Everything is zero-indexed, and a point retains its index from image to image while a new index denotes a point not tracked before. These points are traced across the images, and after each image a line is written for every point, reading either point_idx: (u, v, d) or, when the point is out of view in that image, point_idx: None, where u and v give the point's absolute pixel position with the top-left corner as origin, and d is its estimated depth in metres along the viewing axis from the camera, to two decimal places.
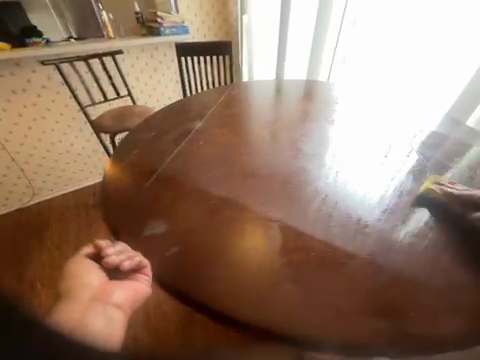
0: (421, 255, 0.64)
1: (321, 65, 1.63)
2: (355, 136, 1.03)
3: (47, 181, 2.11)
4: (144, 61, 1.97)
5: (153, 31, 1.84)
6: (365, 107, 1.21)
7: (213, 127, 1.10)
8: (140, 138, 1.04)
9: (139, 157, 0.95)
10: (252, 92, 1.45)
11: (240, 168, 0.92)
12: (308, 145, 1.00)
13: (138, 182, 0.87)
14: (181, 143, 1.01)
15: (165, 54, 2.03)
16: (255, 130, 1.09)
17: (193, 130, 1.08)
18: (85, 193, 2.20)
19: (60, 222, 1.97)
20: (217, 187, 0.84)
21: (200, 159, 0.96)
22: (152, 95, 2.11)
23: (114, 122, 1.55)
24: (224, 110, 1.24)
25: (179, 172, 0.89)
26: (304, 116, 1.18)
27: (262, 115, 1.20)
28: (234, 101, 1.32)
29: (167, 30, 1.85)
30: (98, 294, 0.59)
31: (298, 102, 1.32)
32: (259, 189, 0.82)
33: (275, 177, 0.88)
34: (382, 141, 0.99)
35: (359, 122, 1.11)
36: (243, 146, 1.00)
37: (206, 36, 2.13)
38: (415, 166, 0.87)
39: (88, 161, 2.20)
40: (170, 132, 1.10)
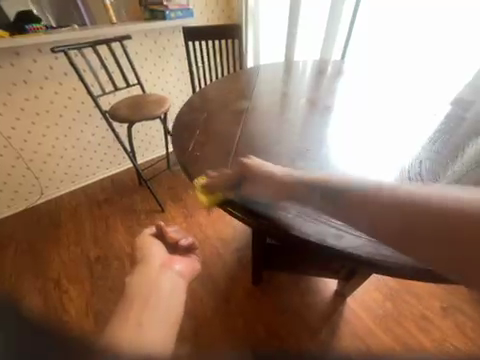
0: None
1: (334, 46, 1.66)
2: (392, 110, 1.06)
3: (54, 179, 2.03)
4: (147, 48, 1.87)
5: (158, 14, 1.74)
6: (389, 86, 1.22)
7: (246, 109, 1.08)
8: (179, 120, 1.00)
9: (199, 135, 0.91)
10: (272, 74, 1.44)
11: (287, 144, 0.88)
12: (344, 123, 0.99)
13: (219, 156, 0.83)
14: (221, 123, 0.98)
15: (168, 39, 1.92)
16: (289, 110, 1.08)
17: (232, 111, 1.06)
18: (95, 189, 2.13)
19: (73, 219, 1.91)
20: (299, 159, 0.82)
21: (245, 137, 0.91)
22: (157, 84, 2.03)
23: (129, 111, 1.51)
24: (252, 92, 1.22)
25: (246, 149, 0.86)
26: (337, 94, 1.19)
27: (294, 95, 1.19)
28: (262, 83, 1.31)
29: (172, 13, 1.76)
30: (166, 262, 0.81)
31: (322, 82, 1.31)
32: (326, 159, 0.82)
33: (328, 151, 0.85)
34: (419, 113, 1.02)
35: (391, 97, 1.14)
36: (280, 126, 0.98)
37: (209, 19, 2.05)
38: (458, 134, 0.89)
39: (95, 156, 2.12)
40: (205, 110, 1.05)
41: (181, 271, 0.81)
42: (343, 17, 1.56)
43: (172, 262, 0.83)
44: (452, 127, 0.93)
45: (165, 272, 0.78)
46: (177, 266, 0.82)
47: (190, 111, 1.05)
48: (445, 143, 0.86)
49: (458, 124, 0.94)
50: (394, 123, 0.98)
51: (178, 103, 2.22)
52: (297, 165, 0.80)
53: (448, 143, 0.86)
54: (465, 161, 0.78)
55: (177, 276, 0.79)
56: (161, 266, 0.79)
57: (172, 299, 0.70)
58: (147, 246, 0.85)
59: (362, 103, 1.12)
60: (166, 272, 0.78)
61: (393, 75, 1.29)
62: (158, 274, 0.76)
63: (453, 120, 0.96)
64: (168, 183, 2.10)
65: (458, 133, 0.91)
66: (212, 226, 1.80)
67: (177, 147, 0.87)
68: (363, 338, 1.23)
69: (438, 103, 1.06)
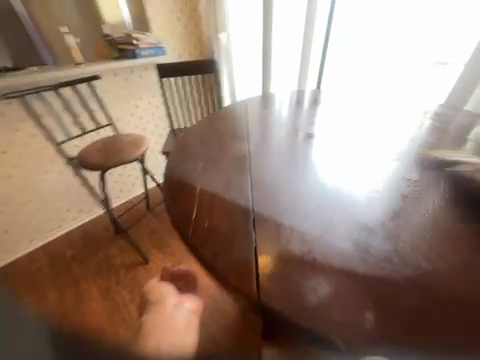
0: None
1: (308, 75, 1.71)
2: (393, 130, 1.01)
3: (7, 241, 1.68)
4: (118, 85, 1.75)
5: (128, 53, 1.67)
6: (375, 109, 1.20)
7: (243, 138, 0.94)
8: (168, 170, 0.81)
9: (201, 194, 0.68)
10: (253, 102, 1.33)
11: (317, 189, 0.67)
12: (352, 148, 0.86)
13: (240, 227, 0.58)
14: (218, 165, 0.79)
15: (140, 75, 1.82)
16: (285, 138, 0.95)
17: (231, 143, 0.90)
18: (61, 246, 1.80)
19: (32, 290, 1.54)
20: (350, 214, 0.59)
21: (256, 184, 0.70)
22: (131, 121, 1.88)
23: (102, 156, 1.33)
24: (237, 124, 1.07)
25: (270, 206, 0.62)
26: (331, 117, 1.14)
27: (288, 120, 1.12)
28: (250, 111, 1.23)
29: (144, 52, 1.69)
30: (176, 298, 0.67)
31: (308, 109, 1.23)
32: (384, 206, 0.60)
33: (379, 197, 0.63)
34: (419, 132, 0.99)
35: (385, 118, 1.11)
36: (283, 158, 0.81)
37: (181, 56, 2.03)
38: (466, 151, 0.86)
39: (59, 206, 1.83)
40: (194, 149, 0.89)
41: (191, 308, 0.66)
42: (314, 49, 1.62)
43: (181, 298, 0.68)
44: (457, 143, 0.90)
45: (178, 310, 0.64)
46: (186, 302, 0.68)
47: (177, 153, 0.89)
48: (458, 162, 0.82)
49: (462, 140, 0.92)
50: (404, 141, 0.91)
51: (154, 138, 2.06)
52: (354, 227, 0.55)
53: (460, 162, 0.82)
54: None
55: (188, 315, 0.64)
56: (174, 303, 0.66)
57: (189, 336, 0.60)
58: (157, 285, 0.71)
59: (357, 127, 1.05)
60: (176, 309, 0.64)
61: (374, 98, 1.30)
62: (171, 311, 0.63)
63: (453, 136, 0.95)
64: (150, 227, 1.87)
65: (461, 149, 0.88)
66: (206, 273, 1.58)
67: (176, 221, 0.63)
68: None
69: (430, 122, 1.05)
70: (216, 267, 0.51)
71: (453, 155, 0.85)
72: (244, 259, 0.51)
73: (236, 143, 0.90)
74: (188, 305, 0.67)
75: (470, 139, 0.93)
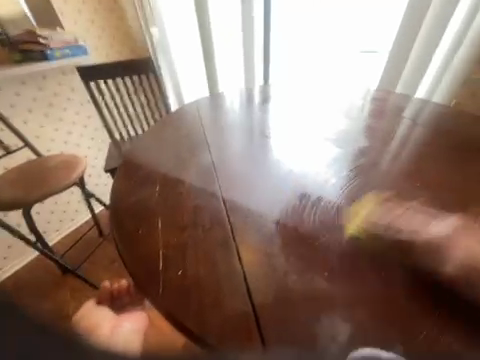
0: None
1: (255, 69, 1.65)
2: (345, 117, 1.04)
3: None
4: (29, 96, 1.40)
5: (35, 55, 1.32)
6: (325, 98, 1.20)
7: (203, 143, 0.85)
8: (114, 206, 0.64)
9: (166, 233, 0.56)
10: (197, 104, 1.18)
11: (296, 200, 0.62)
12: (312, 146, 0.83)
13: (223, 268, 0.49)
14: (179, 186, 0.67)
15: (59, 82, 1.50)
16: (241, 142, 0.85)
17: (190, 153, 0.79)
18: None
19: None
20: (336, 225, 0.56)
21: (229, 206, 0.61)
22: (57, 138, 1.54)
23: (21, 188, 1.05)
24: (183, 133, 0.92)
25: (252, 231, 0.55)
26: (288, 110, 1.12)
27: (246, 118, 1.06)
28: (203, 111, 1.12)
29: (57, 52, 1.37)
30: (110, 322, 0.64)
31: (259, 107, 1.15)
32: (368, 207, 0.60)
33: (356, 197, 0.62)
34: (367, 116, 1.05)
35: (336, 105, 1.14)
36: (246, 169, 0.73)
37: (108, 55, 1.74)
38: (410, 129, 0.94)
39: None
40: (143, 171, 0.74)
41: (134, 325, 0.66)
42: (256, 40, 1.55)
43: (117, 320, 0.66)
44: (400, 123, 0.99)
45: (117, 330, 0.62)
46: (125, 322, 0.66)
47: (123, 178, 0.72)
48: (407, 140, 0.88)
49: (405, 119, 1.01)
50: (356, 128, 0.96)
51: (92, 153, 1.74)
52: (343, 240, 0.53)
53: (410, 141, 0.87)
54: (432, 156, 0.79)
55: (132, 329, 0.65)
56: (110, 327, 0.62)
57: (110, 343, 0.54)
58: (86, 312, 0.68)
59: (311, 121, 1.02)
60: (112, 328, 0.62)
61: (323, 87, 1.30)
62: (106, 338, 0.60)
63: (400, 117, 1.03)
64: (107, 257, 1.51)
65: (406, 128, 0.95)
66: None
67: (140, 276, 0.50)
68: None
69: (371, 105, 1.12)
70: (205, 332, 0.42)
71: (400, 134, 0.92)
72: (237, 311, 0.44)
73: (195, 153, 0.79)
74: (128, 323, 0.65)
75: (410, 117, 1.02)
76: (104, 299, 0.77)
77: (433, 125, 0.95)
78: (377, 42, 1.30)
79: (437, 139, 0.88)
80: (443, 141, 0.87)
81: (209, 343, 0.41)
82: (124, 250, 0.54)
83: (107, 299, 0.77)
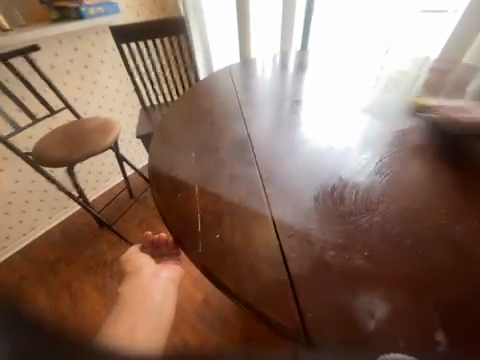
0: None
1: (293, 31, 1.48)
2: (395, 90, 0.92)
3: None
4: (67, 57, 1.43)
5: (70, 13, 1.32)
6: (372, 67, 1.05)
7: (235, 113, 0.82)
8: (153, 168, 0.67)
9: (203, 199, 0.58)
10: (228, 71, 1.12)
11: (335, 177, 0.59)
12: (350, 123, 0.75)
13: (259, 236, 0.51)
14: (214, 156, 0.67)
15: (92, 43, 1.50)
16: (274, 113, 0.81)
17: (223, 123, 0.78)
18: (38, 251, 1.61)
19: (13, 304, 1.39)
20: (380, 207, 0.53)
21: (266, 178, 0.60)
22: (91, 101, 1.59)
23: (65, 147, 1.13)
24: (213, 102, 0.89)
25: (290, 205, 0.55)
26: (327, 80, 1.01)
27: (281, 87, 0.98)
28: (235, 78, 1.06)
29: (90, 10, 1.34)
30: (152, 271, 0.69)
31: (294, 75, 1.05)
32: (415, 192, 0.55)
33: (403, 181, 0.57)
34: (421, 90, 0.91)
35: (385, 76, 1.00)
36: (280, 142, 0.70)
37: (140, 14, 1.68)
38: (474, 107, 0.80)
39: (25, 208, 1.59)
40: (178, 137, 0.75)
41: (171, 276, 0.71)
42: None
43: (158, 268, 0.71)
44: (461, 98, 0.85)
45: (156, 279, 0.69)
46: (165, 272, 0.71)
47: (159, 144, 0.73)
48: None
49: (469, 94, 0.86)
50: (407, 103, 0.84)
51: (124, 118, 1.80)
52: (386, 222, 0.51)
53: None
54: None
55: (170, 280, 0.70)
56: (150, 275, 0.69)
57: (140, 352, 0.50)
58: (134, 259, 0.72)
59: (353, 95, 0.92)
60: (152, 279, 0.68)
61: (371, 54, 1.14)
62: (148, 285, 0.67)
63: (462, 92, 0.88)
64: (138, 217, 1.64)
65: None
66: None
67: (179, 235, 0.53)
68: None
69: (428, 77, 0.97)
70: (241, 291, 0.44)
71: (461, 113, 0.79)
72: (272, 278, 0.45)
73: (227, 123, 0.77)
74: (166, 275, 0.70)
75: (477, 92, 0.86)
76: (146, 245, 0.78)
77: None
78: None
79: None
80: None
81: (244, 300, 0.44)
82: (163, 211, 0.57)
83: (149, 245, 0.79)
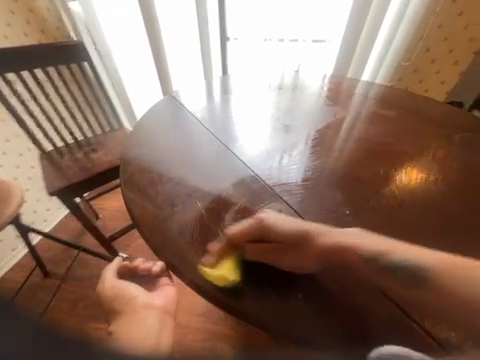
0: (460, 164, 0.83)
1: (212, 56, 1.54)
2: (311, 99, 1.11)
3: None
4: None
5: None
6: (288, 82, 1.20)
7: (193, 163, 0.83)
8: (171, 242, 0.68)
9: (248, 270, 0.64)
10: (150, 111, 1.01)
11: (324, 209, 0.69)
12: (286, 144, 0.90)
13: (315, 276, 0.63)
14: (219, 203, 0.74)
15: None
16: (227, 154, 0.86)
17: (195, 180, 0.79)
18: None
19: None
20: (386, 221, 0.71)
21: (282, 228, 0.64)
22: None
23: None
24: (158, 152, 0.87)
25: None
26: (258, 99, 1.10)
27: (219, 115, 1.00)
28: (172, 113, 1.01)
29: None
30: (144, 307, 0.70)
31: (221, 104, 1.06)
32: (369, 200, 0.76)
33: (337, 186, 0.79)
34: (332, 96, 1.12)
35: (299, 88, 1.17)
36: (248, 185, 0.78)
37: (8, 37, 1.30)
38: (370, 106, 1.06)
39: None
40: (172, 199, 0.75)
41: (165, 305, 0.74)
42: (211, 25, 1.43)
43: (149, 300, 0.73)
44: (358, 98, 1.10)
45: (148, 309, 0.70)
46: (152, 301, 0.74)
47: (159, 232, 0.70)
48: (367, 116, 1.01)
49: (362, 94, 1.12)
50: (323, 110, 1.05)
51: (10, 173, 1.34)
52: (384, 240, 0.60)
53: (372, 120, 0.99)
54: (391, 131, 0.94)
55: (160, 310, 0.72)
56: (144, 306, 0.70)
57: (124, 334, 0.52)
58: (125, 291, 0.73)
59: (284, 112, 1.04)
60: (147, 312, 0.69)
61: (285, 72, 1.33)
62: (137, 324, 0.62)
63: (359, 91, 1.14)
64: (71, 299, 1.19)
65: (364, 105, 1.06)
66: (178, 309, 1.32)
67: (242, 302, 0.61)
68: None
69: (329, 86, 1.19)
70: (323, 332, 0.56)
71: (362, 112, 1.03)
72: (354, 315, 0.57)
73: (196, 178, 0.79)
74: (159, 305, 0.73)
75: (367, 93, 1.13)
76: (124, 273, 0.80)
77: (384, 99, 1.08)
78: (326, 31, 1.39)
79: (393, 111, 1.02)
80: (399, 112, 1.02)
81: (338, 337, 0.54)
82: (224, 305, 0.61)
83: (128, 273, 0.80)
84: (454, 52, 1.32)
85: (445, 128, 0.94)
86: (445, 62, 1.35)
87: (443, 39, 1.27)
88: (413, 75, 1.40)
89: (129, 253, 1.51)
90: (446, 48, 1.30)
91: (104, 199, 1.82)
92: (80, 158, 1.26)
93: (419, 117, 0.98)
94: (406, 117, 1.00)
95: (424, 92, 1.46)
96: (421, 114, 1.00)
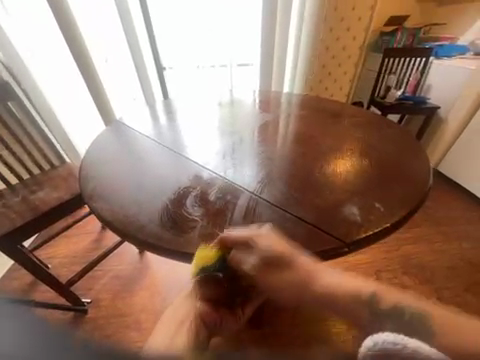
0: (364, 134, 1.06)
1: (152, 85, 1.67)
2: (244, 109, 1.32)
3: None
4: None
5: None
6: (224, 99, 1.41)
7: (148, 172, 0.88)
8: (135, 232, 0.69)
9: (206, 234, 0.68)
10: (97, 139, 1.05)
11: (269, 180, 0.84)
12: (233, 144, 1.03)
13: (262, 227, 0.70)
14: (176, 193, 0.80)
15: None
16: (179, 160, 0.94)
17: (153, 183, 0.84)
18: None
19: None
20: (318, 174, 0.86)
21: (232, 201, 0.77)
22: None
23: None
24: (112, 169, 0.89)
25: (273, 196, 0.78)
26: (202, 115, 1.25)
27: (167, 133, 1.10)
28: (123, 136, 1.07)
29: None
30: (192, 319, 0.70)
31: (167, 124, 1.16)
32: (306, 165, 0.91)
33: (279, 162, 0.92)
34: (263, 106, 1.35)
35: (235, 102, 1.37)
36: (202, 179, 0.85)
37: None
38: (293, 109, 1.31)
39: None
40: (132, 202, 0.77)
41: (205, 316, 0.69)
42: (146, 56, 1.59)
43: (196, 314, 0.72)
44: (283, 105, 1.35)
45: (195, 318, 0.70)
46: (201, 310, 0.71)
47: (122, 231, 0.71)
48: (291, 115, 1.25)
49: (286, 101, 1.39)
50: (258, 117, 1.25)
51: None
52: (307, 190, 0.80)
53: (298, 118, 1.22)
54: (311, 121, 1.18)
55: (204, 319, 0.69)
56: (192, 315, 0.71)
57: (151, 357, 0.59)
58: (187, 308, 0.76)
59: (226, 122, 1.20)
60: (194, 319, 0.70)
61: (221, 91, 1.54)
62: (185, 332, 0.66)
63: (283, 99, 1.41)
64: None
65: (288, 108, 1.32)
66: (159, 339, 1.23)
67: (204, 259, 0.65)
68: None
69: (260, 98, 1.43)
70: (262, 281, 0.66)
71: (288, 113, 1.27)
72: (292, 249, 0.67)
73: (153, 182, 0.84)
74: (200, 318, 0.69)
75: (288, 100, 1.40)
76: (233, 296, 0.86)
77: (301, 103, 1.37)
78: (249, 57, 1.69)
79: (309, 109, 1.29)
80: (314, 109, 1.29)
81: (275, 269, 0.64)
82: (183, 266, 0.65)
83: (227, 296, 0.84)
84: (341, 66, 1.75)
85: (349, 114, 1.22)
86: (338, 73, 1.78)
87: (332, 57, 1.69)
88: (320, 85, 1.79)
89: (92, 296, 1.36)
90: (336, 63, 1.73)
91: (54, 247, 1.63)
92: (17, 203, 1.15)
93: (327, 111, 1.26)
94: (318, 111, 1.27)
95: (331, 96, 1.86)
96: (329, 108, 1.29)
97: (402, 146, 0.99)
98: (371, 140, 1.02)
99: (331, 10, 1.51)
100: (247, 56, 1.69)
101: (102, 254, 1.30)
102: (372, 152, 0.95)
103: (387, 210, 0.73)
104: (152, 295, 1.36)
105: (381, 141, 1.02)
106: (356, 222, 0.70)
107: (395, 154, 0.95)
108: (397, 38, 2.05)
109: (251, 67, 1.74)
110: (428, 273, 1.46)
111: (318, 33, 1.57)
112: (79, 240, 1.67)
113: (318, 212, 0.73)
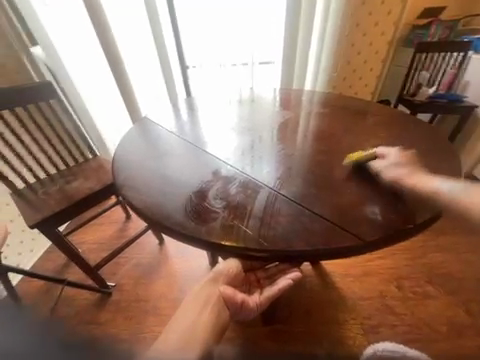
0: (388, 133, 1.02)
1: (175, 84, 1.74)
2: (264, 107, 1.32)
3: None
4: None
5: None
6: (245, 97, 1.42)
7: (172, 166, 0.92)
8: (159, 220, 0.74)
9: (224, 226, 0.71)
10: (126, 135, 1.12)
11: (287, 177, 0.85)
12: (253, 141, 1.05)
13: (280, 221, 0.71)
14: (197, 186, 0.83)
15: None
16: (201, 155, 0.98)
17: (176, 176, 0.88)
18: None
19: None
20: (338, 172, 0.85)
21: (251, 196, 0.78)
22: None
23: None
24: (139, 163, 0.95)
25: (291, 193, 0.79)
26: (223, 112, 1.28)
27: (190, 129, 1.14)
28: (149, 132, 1.13)
29: None
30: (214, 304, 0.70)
31: (189, 121, 1.20)
32: (325, 163, 0.90)
33: (298, 160, 0.92)
34: (283, 104, 1.35)
35: (255, 100, 1.38)
36: (223, 174, 0.88)
37: None
38: (314, 107, 1.29)
39: None
40: (157, 193, 0.82)
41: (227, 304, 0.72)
42: (170, 56, 1.66)
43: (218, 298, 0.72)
44: (304, 103, 1.34)
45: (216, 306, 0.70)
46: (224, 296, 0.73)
47: (148, 219, 0.76)
48: (313, 113, 1.23)
49: (307, 99, 1.37)
50: (278, 115, 1.25)
51: None
52: (325, 189, 0.79)
53: (319, 116, 1.20)
54: (333, 120, 1.16)
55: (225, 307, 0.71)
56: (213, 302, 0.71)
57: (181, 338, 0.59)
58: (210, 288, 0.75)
59: (247, 120, 1.21)
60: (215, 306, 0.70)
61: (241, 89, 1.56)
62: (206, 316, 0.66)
63: (305, 97, 1.39)
64: None
65: (309, 106, 1.30)
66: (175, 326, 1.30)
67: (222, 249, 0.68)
68: (391, 309, 1.28)
69: (280, 96, 1.43)
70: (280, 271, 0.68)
71: (309, 111, 1.26)
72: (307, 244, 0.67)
73: (176, 175, 0.88)
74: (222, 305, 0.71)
75: (310, 98, 1.38)
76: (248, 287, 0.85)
77: (323, 101, 1.34)
78: (271, 55, 1.69)
79: (331, 107, 1.26)
80: (336, 107, 1.26)
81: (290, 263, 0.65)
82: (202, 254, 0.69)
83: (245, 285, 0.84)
84: (368, 62, 1.68)
85: (373, 113, 1.18)
86: (364, 70, 1.71)
87: (358, 53, 1.63)
88: (343, 82, 1.73)
89: (116, 281, 1.46)
90: (362, 59, 1.66)
91: (84, 232, 1.77)
92: (54, 191, 1.27)
93: (351, 108, 1.23)
94: (341, 110, 1.24)
95: (355, 94, 1.79)
96: (353, 107, 1.25)
97: (429, 147, 0.94)
98: (396, 138, 0.98)
99: (359, 4, 1.46)
100: (269, 54, 1.69)
101: (125, 243, 1.38)
102: (397, 151, 0.91)
103: (410, 210, 0.71)
104: (170, 284, 1.43)
105: (407, 140, 0.97)
106: (375, 222, 0.68)
107: (422, 154, 0.90)
108: (431, 32, 1.92)
109: (272, 64, 1.73)
110: (455, 284, 1.36)
111: (344, 29, 1.52)
112: (105, 228, 1.80)
113: (337, 210, 0.73)
